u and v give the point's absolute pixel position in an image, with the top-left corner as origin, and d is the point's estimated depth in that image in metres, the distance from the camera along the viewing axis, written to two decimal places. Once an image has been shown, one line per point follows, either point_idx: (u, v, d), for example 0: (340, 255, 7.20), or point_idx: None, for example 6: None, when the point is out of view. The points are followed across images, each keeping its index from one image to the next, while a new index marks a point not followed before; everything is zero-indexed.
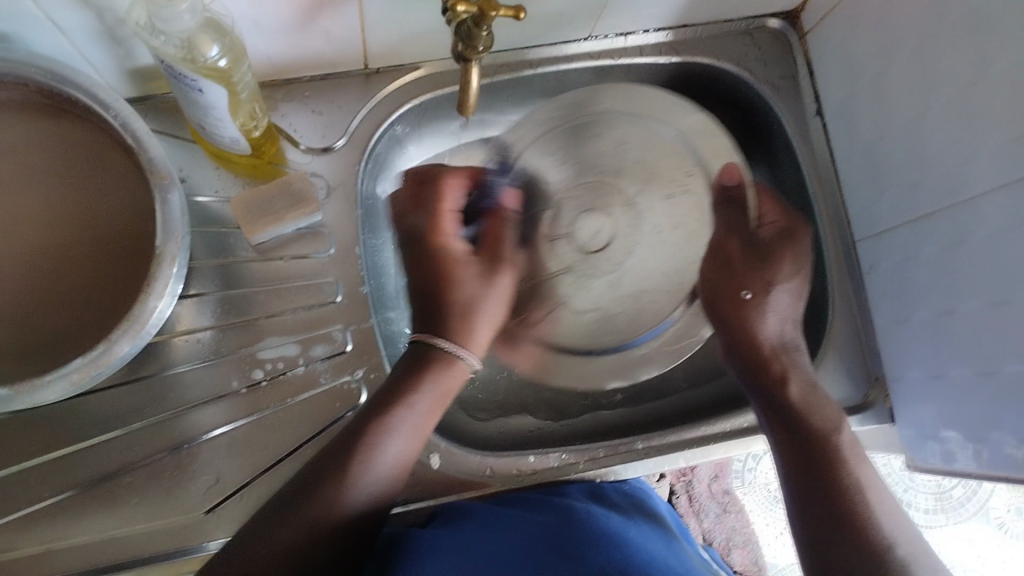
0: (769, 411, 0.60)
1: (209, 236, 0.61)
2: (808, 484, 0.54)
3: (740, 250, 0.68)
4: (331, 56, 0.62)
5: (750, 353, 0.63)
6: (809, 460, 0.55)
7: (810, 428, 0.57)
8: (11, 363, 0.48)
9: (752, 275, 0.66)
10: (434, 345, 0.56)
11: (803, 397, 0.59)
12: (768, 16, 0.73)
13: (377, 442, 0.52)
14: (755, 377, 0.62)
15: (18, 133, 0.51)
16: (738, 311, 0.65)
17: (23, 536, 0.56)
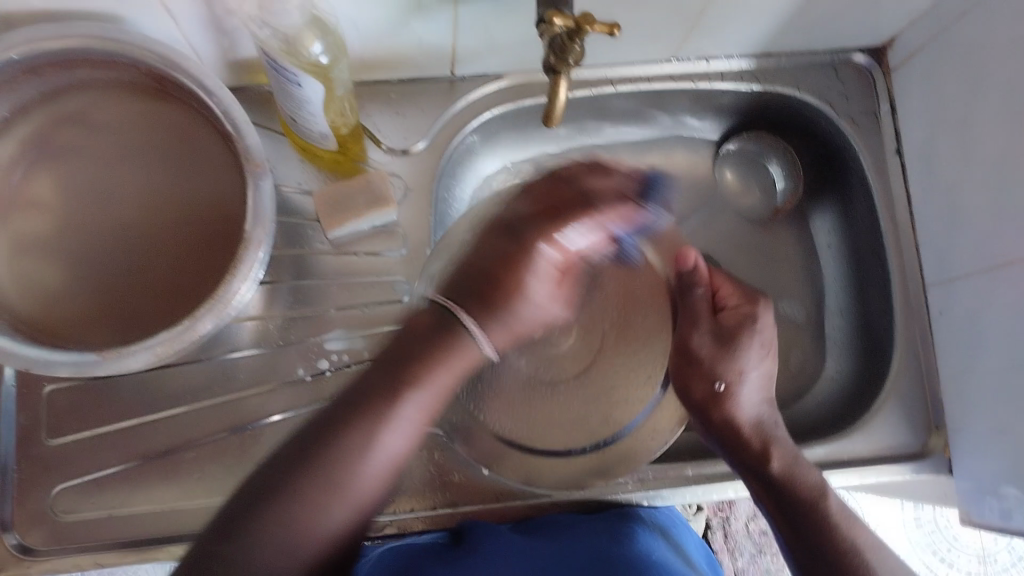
0: (758, 489, 0.58)
1: (288, 227, 0.63)
2: (800, 548, 0.56)
3: (703, 337, 0.61)
4: (421, 60, 0.63)
5: (730, 438, 0.59)
6: (803, 529, 0.55)
7: (799, 499, 0.56)
8: (96, 332, 0.51)
9: (724, 363, 0.59)
10: (461, 322, 0.50)
11: (788, 470, 0.57)
12: (854, 51, 0.72)
13: (375, 429, 0.47)
14: (735, 458, 0.59)
15: (125, 112, 0.54)
16: (712, 408, 0.59)
17: (89, 499, 0.58)
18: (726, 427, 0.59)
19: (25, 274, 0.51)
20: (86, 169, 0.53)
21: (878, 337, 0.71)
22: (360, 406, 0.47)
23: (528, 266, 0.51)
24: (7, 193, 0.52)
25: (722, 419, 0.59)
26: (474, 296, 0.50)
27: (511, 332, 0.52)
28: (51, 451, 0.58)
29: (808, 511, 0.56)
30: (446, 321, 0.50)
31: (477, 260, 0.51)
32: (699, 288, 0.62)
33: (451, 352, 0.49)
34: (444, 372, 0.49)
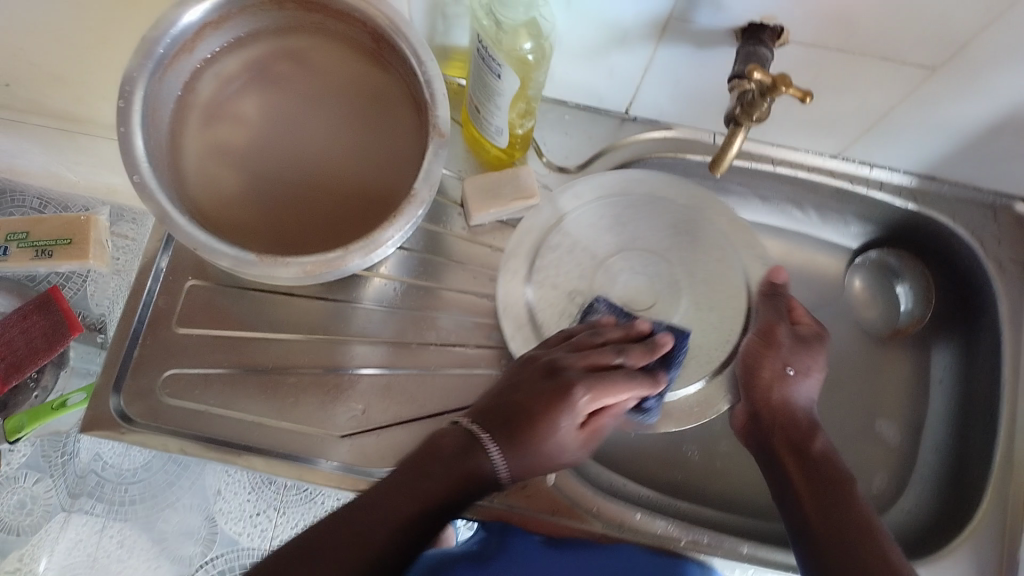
0: (791, 464, 0.58)
1: (436, 204, 0.68)
2: (817, 517, 0.54)
3: (785, 334, 0.62)
4: (603, 92, 0.68)
5: (781, 419, 0.60)
6: (826, 501, 0.54)
7: (829, 475, 0.56)
8: (251, 238, 0.55)
9: (798, 355, 0.61)
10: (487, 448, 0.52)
11: (825, 454, 0.58)
12: (1017, 200, 0.72)
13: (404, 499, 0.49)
14: (782, 434, 0.59)
15: (338, 63, 0.60)
16: (774, 385, 0.60)
17: (195, 391, 0.63)
18: (782, 408, 0.60)
19: (209, 174, 0.57)
20: (288, 101, 0.59)
21: (968, 484, 0.69)
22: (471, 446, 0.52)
23: (545, 425, 0.52)
24: (217, 101, 0.58)
25: (780, 400, 0.60)
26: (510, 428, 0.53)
27: (536, 467, 0.54)
28: (175, 337, 0.64)
29: (835, 488, 0.55)
30: (471, 445, 0.52)
31: (515, 394, 0.54)
32: (784, 296, 0.63)
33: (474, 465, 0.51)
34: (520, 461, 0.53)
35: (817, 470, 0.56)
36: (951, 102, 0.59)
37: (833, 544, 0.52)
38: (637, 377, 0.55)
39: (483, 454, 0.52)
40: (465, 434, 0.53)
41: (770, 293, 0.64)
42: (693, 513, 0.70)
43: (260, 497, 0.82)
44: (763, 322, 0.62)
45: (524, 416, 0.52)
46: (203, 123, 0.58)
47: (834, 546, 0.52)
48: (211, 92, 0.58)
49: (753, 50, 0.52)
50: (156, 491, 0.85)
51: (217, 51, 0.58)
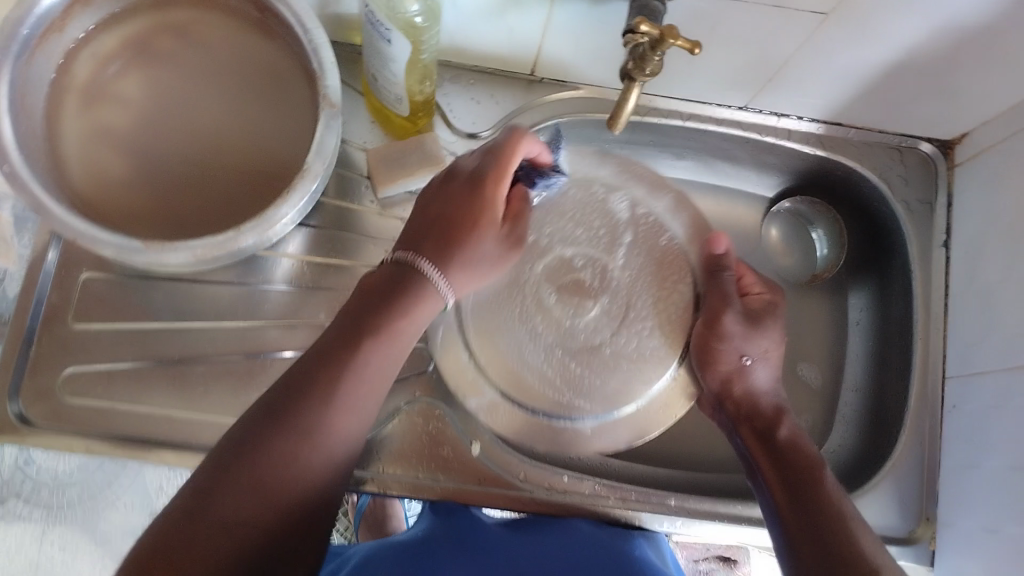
0: (760, 455, 0.58)
1: (341, 179, 0.66)
2: (785, 506, 0.53)
3: (738, 320, 0.61)
4: (505, 53, 0.66)
5: (745, 409, 0.61)
6: (792, 489, 0.54)
7: (799, 466, 0.55)
8: (141, 225, 0.53)
9: (751, 340, 0.61)
10: (422, 269, 0.51)
11: (792, 441, 0.57)
12: (922, 140, 0.73)
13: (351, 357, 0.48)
14: (749, 425, 0.60)
15: (223, 36, 0.57)
16: (734, 375, 0.61)
17: (98, 388, 0.60)
18: (744, 398, 0.61)
19: (92, 161, 0.54)
20: (173, 79, 0.56)
21: (887, 421, 0.71)
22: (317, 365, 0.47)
23: (483, 195, 0.53)
24: (97, 82, 0.55)
25: (742, 391, 0.61)
26: (447, 236, 0.52)
27: (470, 271, 0.54)
28: (74, 333, 0.61)
29: (801, 469, 0.54)
30: (404, 268, 0.51)
31: (443, 204, 0.52)
32: (727, 272, 0.62)
33: (421, 301, 0.50)
34: (378, 359, 0.49)
35: (782, 458, 0.56)
36: (849, 47, 0.60)
37: (806, 540, 0.50)
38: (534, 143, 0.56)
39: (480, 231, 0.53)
40: (395, 268, 0.51)
41: (715, 264, 0.63)
42: (625, 470, 0.70)
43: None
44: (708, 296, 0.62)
45: (442, 229, 0.52)
46: (82, 106, 0.55)
47: (807, 542, 0.50)
48: (88, 73, 0.55)
49: (645, 3, 0.51)
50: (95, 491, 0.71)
51: (92, 29, 0.55)
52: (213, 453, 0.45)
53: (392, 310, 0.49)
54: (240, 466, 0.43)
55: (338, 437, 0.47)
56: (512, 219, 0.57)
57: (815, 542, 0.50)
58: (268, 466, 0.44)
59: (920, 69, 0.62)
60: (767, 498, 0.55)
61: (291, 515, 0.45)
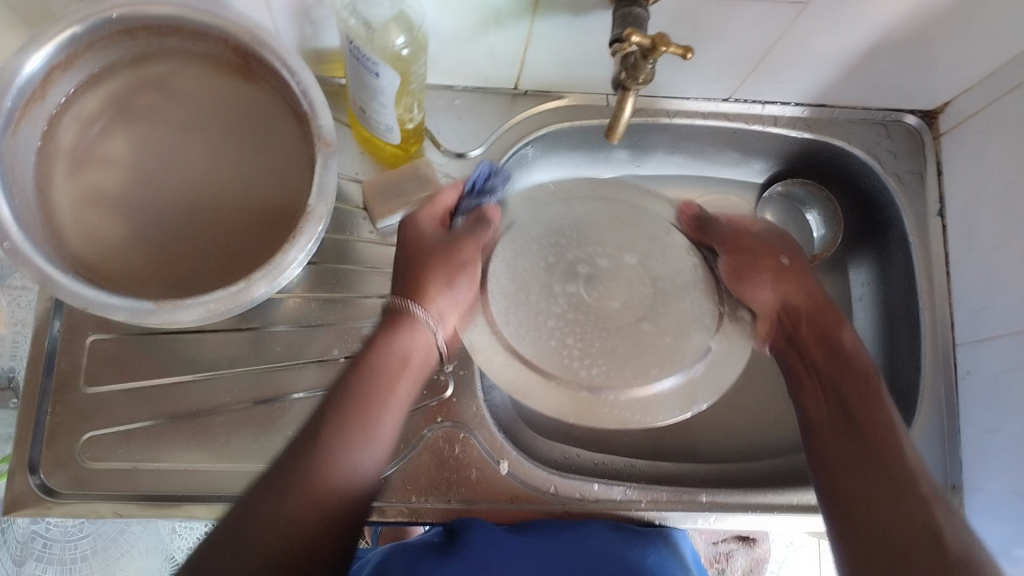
0: (817, 355, 0.59)
1: (339, 214, 0.66)
2: (833, 425, 0.55)
3: (772, 237, 0.65)
4: (488, 71, 0.66)
5: (794, 319, 0.61)
6: (845, 400, 0.56)
7: (848, 376, 0.57)
8: (147, 283, 0.53)
9: (788, 251, 0.64)
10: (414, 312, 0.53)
11: (853, 345, 0.59)
12: (906, 113, 0.74)
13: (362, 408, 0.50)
14: (797, 316, 0.61)
15: (206, 85, 0.57)
16: (779, 273, 0.62)
17: (118, 449, 0.60)
18: (796, 304, 0.61)
19: (89, 225, 0.53)
20: (160, 134, 0.56)
21: (903, 393, 0.71)
22: (342, 396, 0.50)
23: (423, 232, 0.57)
24: (84, 144, 0.55)
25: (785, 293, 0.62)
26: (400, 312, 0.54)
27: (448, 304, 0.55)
28: (88, 398, 0.60)
29: (867, 395, 0.55)
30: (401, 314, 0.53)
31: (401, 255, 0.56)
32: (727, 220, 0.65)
33: (405, 337, 0.53)
34: (387, 401, 0.51)
35: (834, 368, 0.57)
36: (829, 32, 0.60)
37: (867, 459, 0.52)
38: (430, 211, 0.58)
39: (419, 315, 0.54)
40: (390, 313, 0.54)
41: (699, 217, 0.65)
42: (649, 469, 0.70)
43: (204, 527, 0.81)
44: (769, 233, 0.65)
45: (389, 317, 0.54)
46: (71, 171, 0.54)
47: (866, 465, 0.52)
48: (73, 137, 0.54)
49: (628, 11, 0.52)
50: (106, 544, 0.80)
51: (71, 93, 0.55)
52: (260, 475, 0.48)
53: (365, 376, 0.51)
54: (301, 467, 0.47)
55: (350, 466, 0.48)
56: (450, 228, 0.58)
57: (865, 462, 0.52)
58: (322, 484, 0.46)
59: (899, 46, 0.63)
60: (810, 406, 0.57)
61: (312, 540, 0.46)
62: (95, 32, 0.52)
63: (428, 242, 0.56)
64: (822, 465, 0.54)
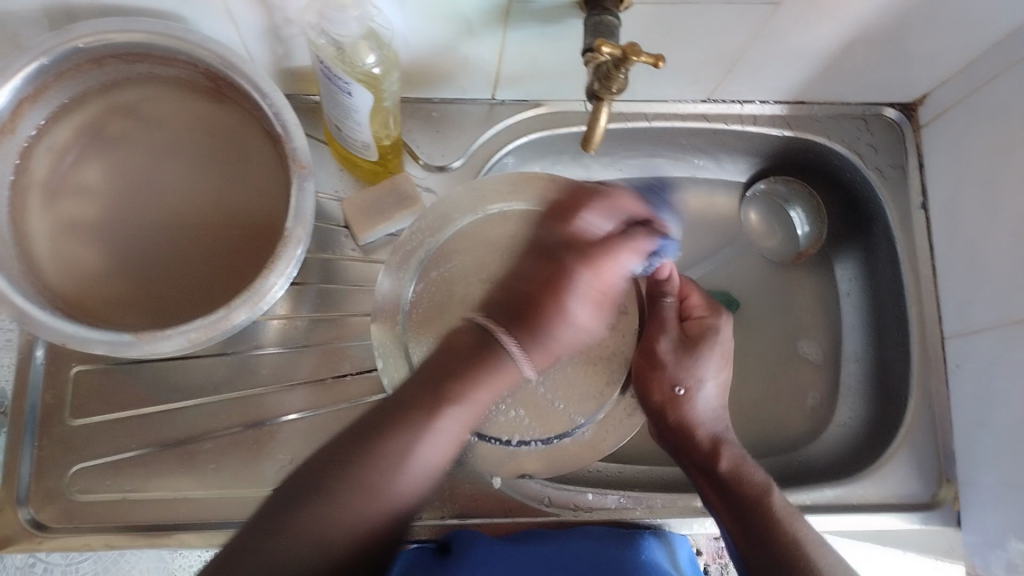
0: (707, 490, 0.58)
1: (320, 231, 0.65)
2: (745, 545, 0.55)
3: (670, 347, 0.62)
4: (463, 82, 0.65)
5: (687, 442, 0.60)
6: (746, 521, 0.55)
7: (745, 498, 0.57)
8: (128, 314, 0.52)
9: (684, 368, 0.61)
10: (499, 341, 0.52)
11: (734, 468, 0.58)
12: (886, 106, 0.74)
13: (421, 427, 0.48)
14: (687, 459, 0.60)
15: (180, 110, 0.56)
16: (669, 408, 0.60)
17: (108, 480, 0.59)
18: (683, 427, 0.61)
19: (67, 257, 0.53)
20: (134, 161, 0.55)
21: (893, 387, 0.71)
22: (418, 400, 0.49)
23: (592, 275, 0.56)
24: (58, 175, 0.54)
25: (676, 421, 0.61)
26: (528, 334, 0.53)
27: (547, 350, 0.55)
28: (74, 430, 0.60)
29: (750, 502, 0.56)
30: (485, 339, 0.51)
31: (519, 284, 0.56)
32: (667, 296, 0.63)
33: (494, 378, 0.51)
34: (462, 413, 0.50)
35: (724, 493, 0.57)
36: (804, 29, 0.60)
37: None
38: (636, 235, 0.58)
39: (501, 347, 0.51)
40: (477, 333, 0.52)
41: (659, 294, 0.63)
42: (642, 474, 0.70)
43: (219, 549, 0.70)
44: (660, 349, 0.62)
45: (510, 307, 0.54)
46: (47, 203, 0.53)
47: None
48: (47, 168, 0.54)
49: (599, 20, 0.52)
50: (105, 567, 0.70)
51: (43, 124, 0.54)
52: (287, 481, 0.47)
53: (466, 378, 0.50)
54: (308, 513, 0.45)
55: (403, 491, 0.47)
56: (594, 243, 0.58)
57: None
58: (360, 511, 0.46)
59: (876, 40, 0.62)
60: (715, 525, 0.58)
61: None
62: (61, 63, 0.51)
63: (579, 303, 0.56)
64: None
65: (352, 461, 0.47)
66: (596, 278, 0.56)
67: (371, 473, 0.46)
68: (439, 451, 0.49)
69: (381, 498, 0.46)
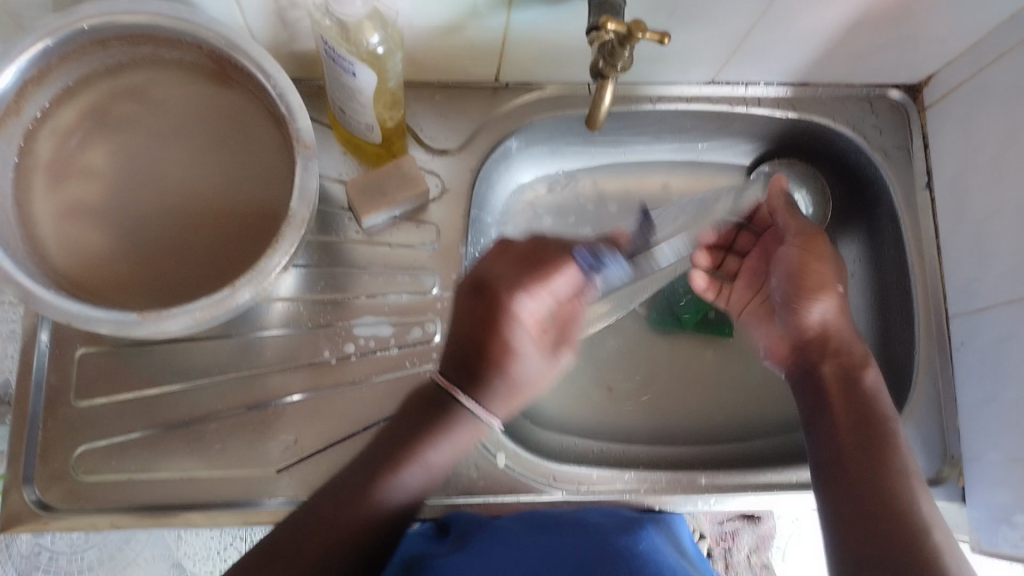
0: (840, 395, 0.59)
1: (323, 214, 0.65)
2: (860, 458, 0.55)
3: (826, 245, 0.66)
4: (467, 63, 0.65)
5: (832, 340, 0.62)
6: (868, 441, 0.56)
7: (874, 418, 0.57)
8: (134, 294, 0.52)
9: (839, 268, 0.65)
10: (457, 399, 0.54)
11: (875, 388, 0.60)
12: (890, 87, 0.74)
13: (412, 455, 0.53)
14: (833, 356, 0.61)
15: (185, 91, 0.56)
16: (823, 297, 0.63)
17: (113, 462, 0.60)
18: (837, 325, 0.63)
19: (72, 239, 0.53)
20: (138, 144, 0.55)
21: (898, 368, 0.71)
22: (420, 429, 0.53)
23: (514, 339, 0.54)
24: (63, 156, 0.54)
25: (823, 312, 0.63)
26: (478, 383, 0.54)
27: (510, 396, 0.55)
28: (79, 412, 0.60)
29: (883, 423, 0.57)
30: (445, 399, 0.54)
31: (461, 327, 0.54)
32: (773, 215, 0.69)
33: (455, 428, 0.54)
34: (445, 450, 0.54)
35: (857, 409, 0.58)
36: (809, 8, 0.59)
37: (877, 511, 0.53)
38: (560, 283, 0.55)
39: (459, 405, 0.54)
40: (436, 390, 0.55)
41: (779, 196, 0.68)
42: (647, 455, 0.70)
43: (223, 533, 0.80)
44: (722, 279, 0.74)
45: (464, 356, 0.53)
46: (50, 185, 0.54)
47: (882, 518, 0.52)
48: (51, 150, 0.54)
49: None
50: (112, 554, 0.81)
51: (47, 107, 0.54)
52: (323, 487, 0.52)
53: (432, 430, 0.53)
54: (336, 503, 0.51)
55: (405, 485, 0.53)
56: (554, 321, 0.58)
57: (884, 505, 0.53)
58: (363, 501, 0.51)
59: (879, 21, 0.62)
60: (824, 437, 0.58)
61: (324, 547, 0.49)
62: (64, 45, 0.52)
63: (520, 363, 0.54)
64: (849, 508, 0.53)
65: (383, 454, 0.53)
66: (528, 312, 0.54)
67: (398, 463, 0.52)
68: (420, 480, 0.54)
69: (395, 483, 0.52)
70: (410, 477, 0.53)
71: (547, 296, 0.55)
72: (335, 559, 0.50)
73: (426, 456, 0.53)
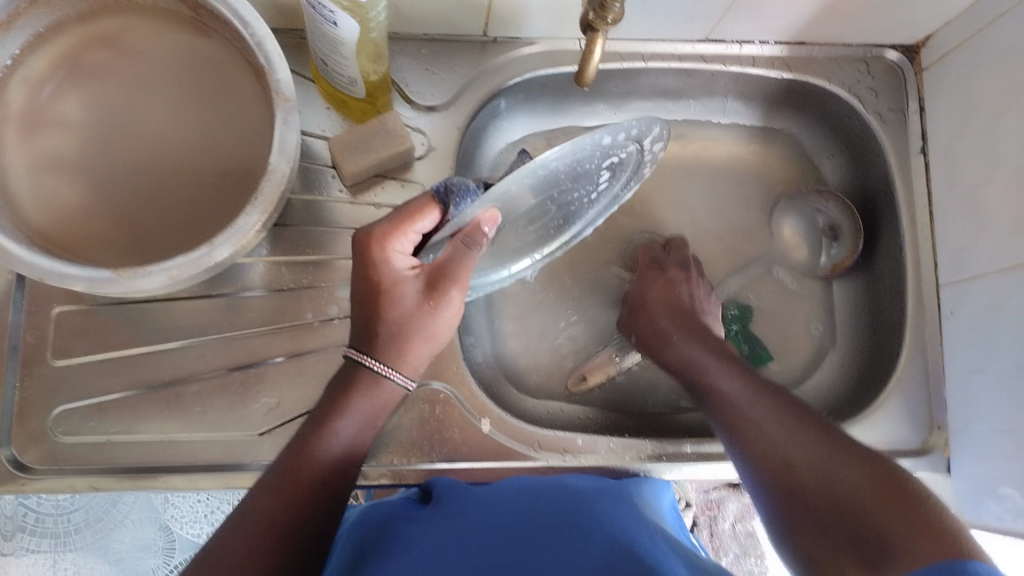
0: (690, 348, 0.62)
1: (305, 171, 0.63)
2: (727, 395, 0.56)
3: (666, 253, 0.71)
4: (454, 16, 0.63)
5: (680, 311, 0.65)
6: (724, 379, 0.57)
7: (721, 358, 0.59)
8: (108, 250, 0.51)
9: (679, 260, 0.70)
10: (366, 364, 0.52)
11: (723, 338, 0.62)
12: (887, 48, 0.72)
13: (323, 433, 0.50)
14: (663, 325, 0.65)
15: (161, 41, 0.54)
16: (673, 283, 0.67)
17: (91, 422, 0.58)
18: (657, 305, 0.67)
19: (46, 191, 0.51)
20: (114, 95, 0.54)
21: (888, 336, 0.71)
22: (328, 404, 0.52)
23: (379, 277, 0.51)
24: (35, 108, 0.52)
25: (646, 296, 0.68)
26: (364, 334, 0.52)
27: (408, 353, 0.53)
28: (56, 371, 0.59)
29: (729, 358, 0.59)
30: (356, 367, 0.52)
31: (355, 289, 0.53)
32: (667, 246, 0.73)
33: (371, 394, 0.52)
34: (359, 418, 0.52)
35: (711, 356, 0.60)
36: None
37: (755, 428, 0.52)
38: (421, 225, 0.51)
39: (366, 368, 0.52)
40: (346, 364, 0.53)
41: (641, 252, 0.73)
42: (632, 425, 0.70)
43: (210, 497, 0.85)
44: (654, 267, 0.70)
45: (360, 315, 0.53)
46: (22, 136, 0.52)
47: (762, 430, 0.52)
48: (23, 101, 0.52)
49: None
50: (98, 514, 0.84)
51: (18, 54, 0.52)
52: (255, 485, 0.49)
53: (337, 407, 0.51)
54: (272, 491, 0.48)
55: (326, 462, 0.50)
56: (432, 269, 0.52)
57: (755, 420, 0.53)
58: (296, 484, 0.48)
59: None
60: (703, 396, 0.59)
61: (272, 527, 0.46)
62: None
63: (390, 300, 0.51)
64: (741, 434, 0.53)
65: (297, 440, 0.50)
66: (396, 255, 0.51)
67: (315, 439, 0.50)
68: (341, 451, 0.51)
69: (315, 462, 0.49)
70: (330, 452, 0.50)
71: (413, 235, 0.51)
72: (290, 541, 0.47)
73: (337, 432, 0.51)
